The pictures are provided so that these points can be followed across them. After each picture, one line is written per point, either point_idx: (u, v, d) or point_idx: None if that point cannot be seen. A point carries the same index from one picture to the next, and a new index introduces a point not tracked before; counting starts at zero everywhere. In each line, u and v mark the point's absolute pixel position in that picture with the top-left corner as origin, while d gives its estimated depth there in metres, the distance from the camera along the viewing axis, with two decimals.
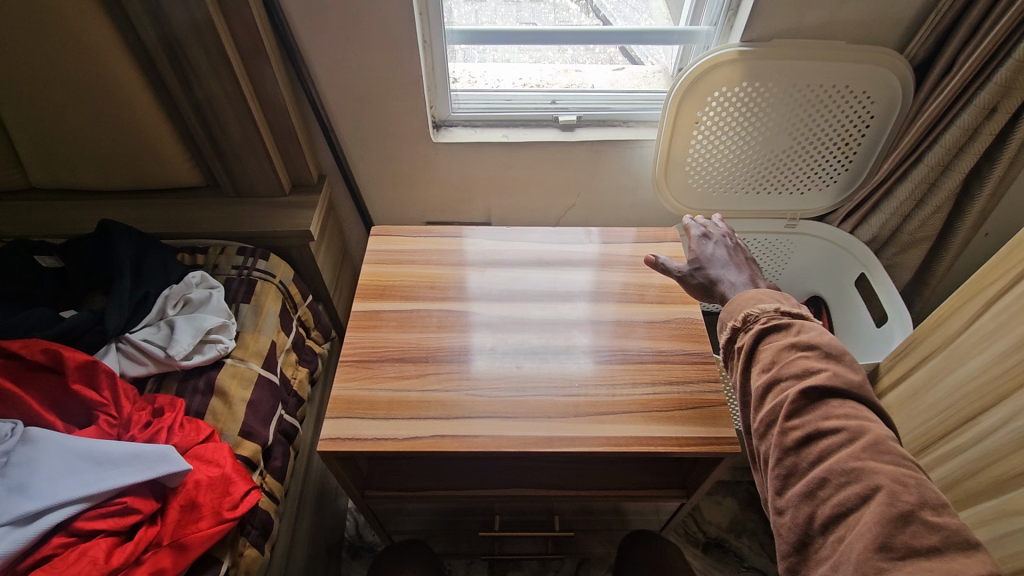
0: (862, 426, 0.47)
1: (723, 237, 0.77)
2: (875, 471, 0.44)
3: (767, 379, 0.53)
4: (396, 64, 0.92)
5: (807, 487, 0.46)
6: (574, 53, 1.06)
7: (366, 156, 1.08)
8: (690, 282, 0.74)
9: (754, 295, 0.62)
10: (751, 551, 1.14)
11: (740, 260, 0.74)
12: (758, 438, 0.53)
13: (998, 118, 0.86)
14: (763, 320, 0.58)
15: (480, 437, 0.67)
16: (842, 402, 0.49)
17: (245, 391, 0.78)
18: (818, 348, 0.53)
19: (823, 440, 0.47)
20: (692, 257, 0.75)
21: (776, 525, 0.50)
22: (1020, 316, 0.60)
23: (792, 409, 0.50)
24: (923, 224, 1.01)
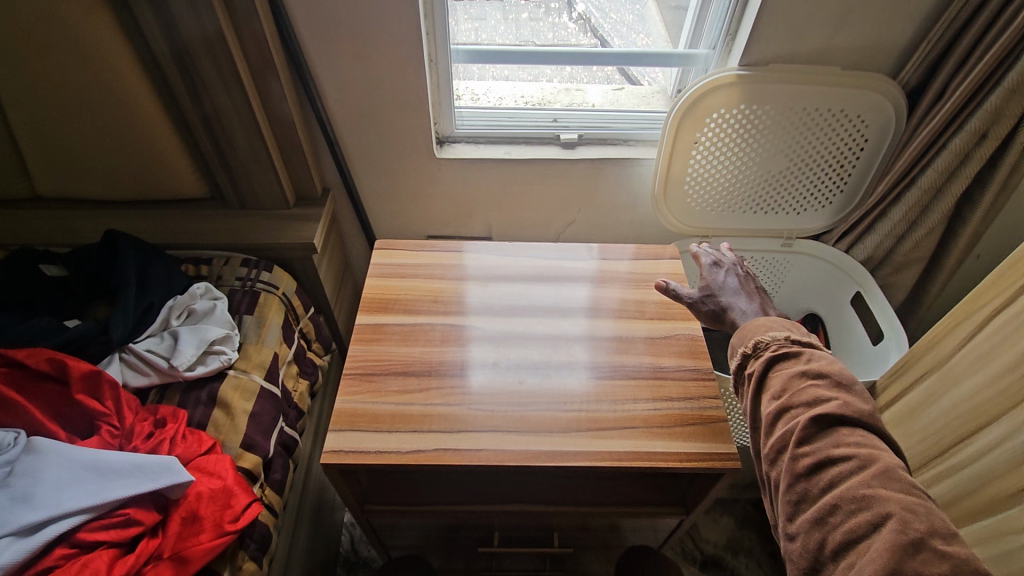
0: (872, 454, 0.48)
1: (733, 266, 0.78)
2: (885, 498, 0.45)
3: (778, 406, 0.54)
4: (400, 79, 0.94)
5: (817, 513, 0.47)
6: (572, 71, 1.08)
7: (370, 172, 1.09)
8: (700, 309, 0.75)
9: (765, 322, 0.64)
10: (748, 569, 1.14)
11: (751, 289, 0.75)
12: (768, 463, 0.54)
13: (988, 143, 0.88)
14: (773, 348, 0.59)
15: (482, 451, 0.67)
16: (852, 430, 0.50)
17: (247, 402, 0.79)
18: (828, 376, 0.54)
19: (833, 467, 0.48)
20: (703, 284, 0.76)
21: (786, 551, 0.50)
22: (1012, 335, 0.62)
23: (803, 435, 0.51)
24: (917, 245, 1.03)
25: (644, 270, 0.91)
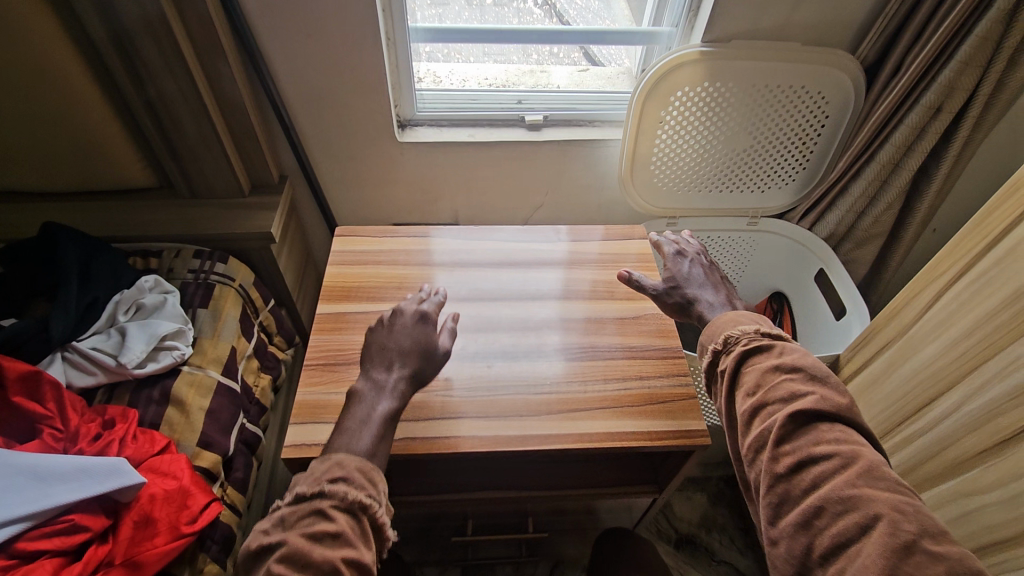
0: (853, 451, 0.46)
1: (697, 256, 0.78)
2: (872, 499, 0.43)
3: (754, 402, 0.53)
4: (359, 60, 0.90)
5: (802, 517, 0.45)
6: (538, 56, 1.07)
7: (329, 157, 1.06)
8: (665, 302, 0.74)
9: (733, 317, 0.64)
10: (722, 545, 1.17)
11: (716, 280, 0.75)
12: (747, 464, 0.52)
13: (942, 117, 0.89)
14: (744, 342, 0.59)
15: (450, 438, 0.66)
16: (832, 426, 0.49)
17: (203, 399, 0.75)
18: (803, 369, 0.53)
19: (815, 466, 0.47)
20: (667, 276, 0.75)
21: (770, 556, 0.49)
22: (968, 305, 0.63)
23: (782, 434, 0.49)
24: (876, 221, 1.05)
25: (614, 251, 0.91)
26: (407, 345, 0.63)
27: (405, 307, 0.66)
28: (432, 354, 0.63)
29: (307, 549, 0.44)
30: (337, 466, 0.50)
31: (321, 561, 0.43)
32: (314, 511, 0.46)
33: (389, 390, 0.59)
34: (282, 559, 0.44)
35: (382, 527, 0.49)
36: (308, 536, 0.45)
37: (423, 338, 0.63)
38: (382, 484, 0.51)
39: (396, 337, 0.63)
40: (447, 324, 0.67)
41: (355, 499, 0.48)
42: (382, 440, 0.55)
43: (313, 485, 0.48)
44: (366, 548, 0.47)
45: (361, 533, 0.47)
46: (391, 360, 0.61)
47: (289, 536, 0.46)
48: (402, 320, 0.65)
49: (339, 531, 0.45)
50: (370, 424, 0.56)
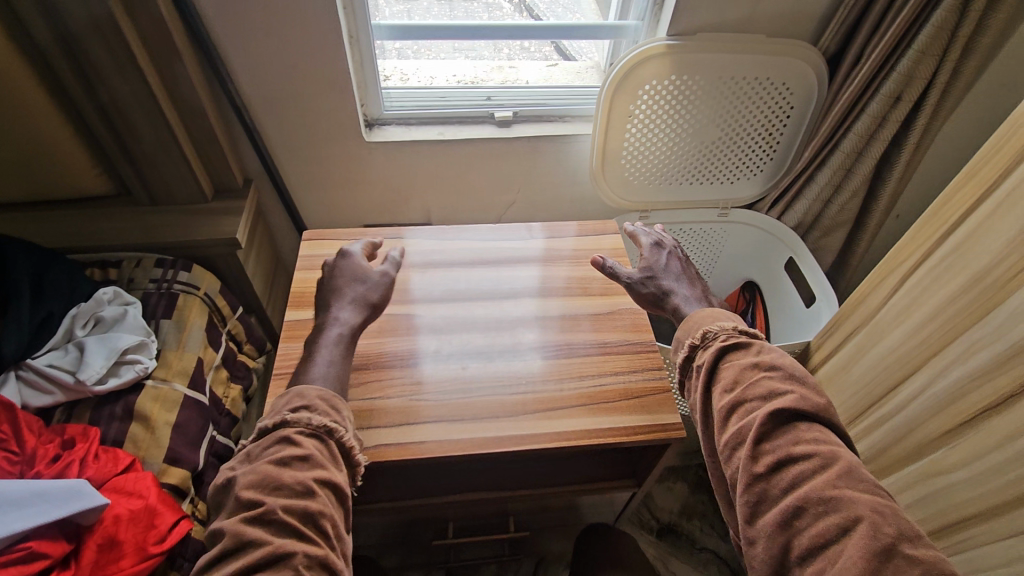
0: (832, 452, 0.48)
1: (672, 249, 0.79)
2: (852, 500, 0.44)
3: (732, 399, 0.54)
4: (322, 59, 0.88)
5: (782, 516, 0.46)
6: (509, 51, 1.07)
7: (295, 159, 1.03)
8: (641, 292, 0.74)
9: (711, 313, 0.64)
10: (703, 532, 1.18)
11: (691, 275, 0.76)
12: (723, 461, 0.52)
13: (902, 106, 0.91)
14: (722, 338, 0.60)
15: (427, 443, 0.65)
16: (810, 426, 0.50)
17: (169, 413, 0.73)
18: (781, 368, 0.54)
19: (794, 466, 0.48)
20: (644, 265, 0.75)
21: (746, 555, 0.49)
22: (929, 290, 0.65)
23: (761, 432, 0.50)
24: (842, 209, 1.07)
25: (588, 247, 0.90)
26: (342, 284, 0.75)
27: (331, 260, 0.78)
28: (372, 282, 0.76)
29: (276, 473, 0.49)
30: (297, 399, 0.57)
31: (291, 481, 0.49)
32: (279, 439, 0.52)
33: (334, 322, 0.70)
34: (251, 485, 0.49)
35: (350, 450, 0.56)
36: (275, 462, 0.51)
37: (360, 274, 0.76)
38: (344, 411, 0.58)
39: (336, 277, 0.76)
40: (389, 257, 0.80)
41: (320, 424, 0.54)
42: (336, 359, 0.66)
43: (278, 415, 0.55)
44: (335, 468, 0.53)
45: (329, 455, 0.53)
46: (331, 302, 0.73)
47: (258, 462, 0.51)
48: (332, 270, 0.77)
49: (306, 454, 0.51)
50: (325, 348, 0.67)
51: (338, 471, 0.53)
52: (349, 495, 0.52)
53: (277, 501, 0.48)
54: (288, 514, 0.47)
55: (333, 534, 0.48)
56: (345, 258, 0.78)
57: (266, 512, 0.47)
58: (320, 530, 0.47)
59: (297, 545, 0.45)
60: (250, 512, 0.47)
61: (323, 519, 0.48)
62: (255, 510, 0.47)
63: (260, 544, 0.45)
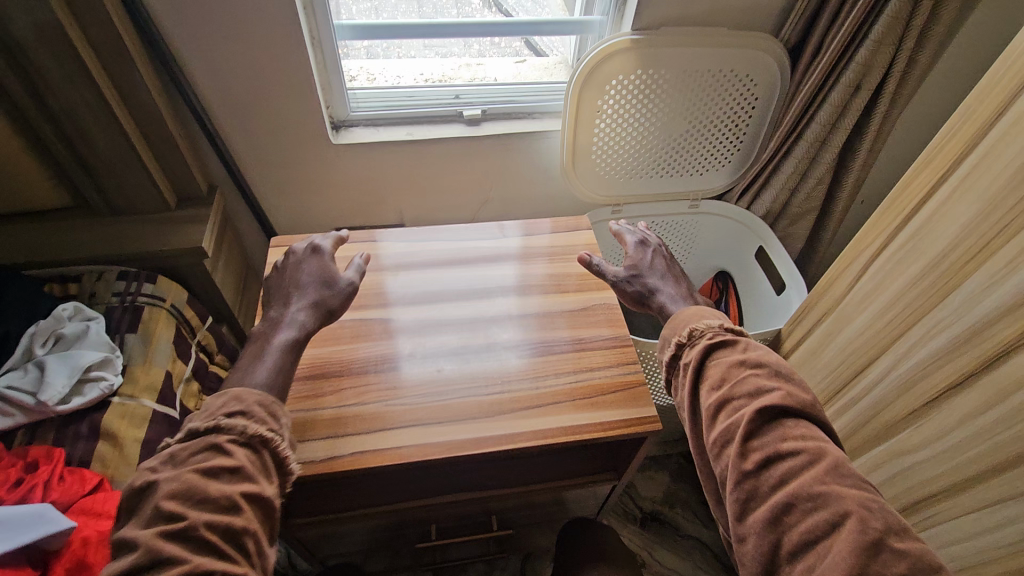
0: (819, 448, 0.49)
1: (658, 248, 0.79)
2: (840, 496, 0.45)
3: (720, 396, 0.54)
4: (283, 62, 0.87)
5: (772, 513, 0.47)
6: (479, 47, 1.05)
7: (260, 163, 1.01)
8: (625, 291, 0.74)
9: (697, 311, 0.65)
10: (685, 519, 1.20)
11: (676, 273, 0.76)
12: (713, 459, 0.53)
13: (862, 95, 0.93)
14: (709, 336, 0.61)
15: (404, 448, 0.64)
16: (796, 422, 0.51)
17: (137, 430, 0.71)
18: (767, 365, 0.55)
19: (783, 462, 0.48)
20: (629, 265, 0.76)
21: (736, 552, 0.50)
22: (891, 275, 0.66)
23: (750, 429, 0.50)
24: (808, 196, 1.09)
25: (563, 243, 0.91)
26: (301, 283, 0.70)
27: (297, 253, 0.74)
28: (329, 286, 0.70)
29: (202, 484, 0.47)
30: (234, 402, 0.53)
31: (218, 495, 0.47)
32: (210, 446, 0.49)
33: (287, 321, 0.65)
34: (173, 495, 0.46)
35: (283, 459, 0.54)
36: (202, 471, 0.48)
37: (319, 274, 0.71)
38: (282, 417, 0.55)
39: (294, 275, 0.71)
40: (357, 262, 0.74)
41: (255, 434, 0.51)
42: (281, 364, 0.60)
43: (209, 418, 0.51)
44: (265, 481, 0.51)
45: (260, 466, 0.51)
46: (287, 297, 0.68)
47: (182, 471, 0.48)
48: (295, 265, 0.73)
49: (238, 465, 0.49)
50: (271, 350, 0.61)
51: (266, 483, 0.51)
52: (275, 508, 0.51)
53: (200, 517, 0.45)
54: (210, 532, 0.45)
55: (253, 552, 0.47)
56: (314, 255, 0.74)
57: (187, 528, 0.44)
58: (239, 549, 0.46)
59: (217, 564, 0.44)
60: (169, 526, 0.44)
61: (246, 538, 0.46)
62: (177, 524, 0.45)
63: (178, 561, 0.43)
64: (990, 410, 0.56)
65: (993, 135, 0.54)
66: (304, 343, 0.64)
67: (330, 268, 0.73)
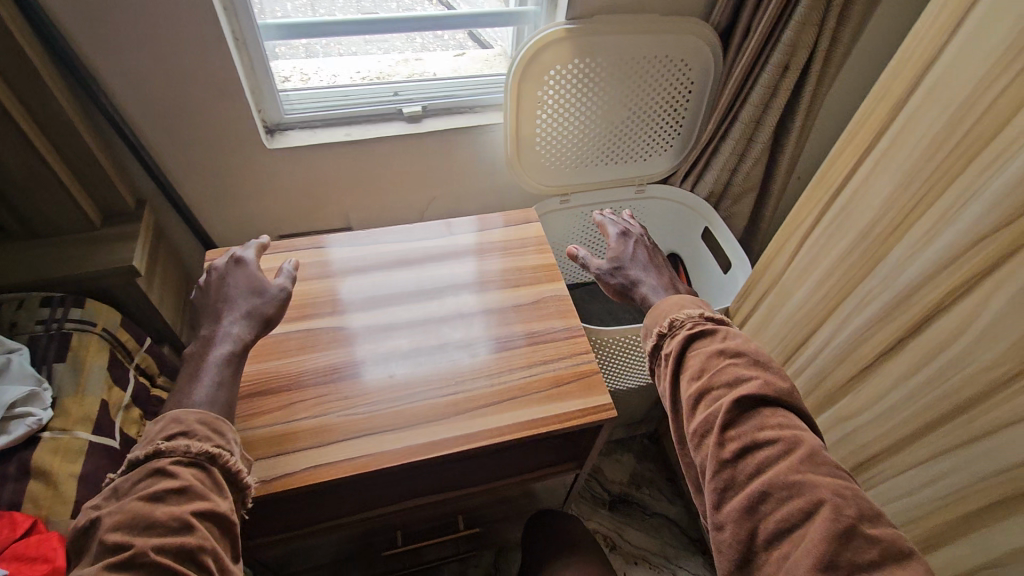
0: (795, 436, 0.50)
1: (639, 239, 0.80)
2: (814, 484, 0.46)
3: (699, 386, 0.55)
4: (205, 66, 0.82)
5: (748, 502, 0.47)
6: (422, 41, 1.04)
7: (192, 173, 0.96)
8: (608, 283, 0.75)
9: (678, 301, 0.66)
10: (652, 498, 1.23)
11: (658, 263, 0.77)
12: (693, 449, 0.54)
13: (791, 74, 0.96)
14: (688, 326, 0.62)
15: (361, 458, 0.63)
16: (773, 411, 0.52)
17: (73, 464, 0.67)
18: (746, 355, 0.56)
19: (759, 451, 0.49)
20: (612, 257, 0.77)
21: (714, 541, 0.50)
22: (825, 248, 0.69)
23: (727, 419, 0.51)
24: (748, 175, 1.11)
25: (516, 237, 0.90)
26: (230, 295, 0.68)
27: (219, 268, 0.71)
28: (261, 296, 0.69)
29: (148, 510, 0.48)
30: (174, 424, 0.53)
31: (165, 518, 0.47)
32: (153, 471, 0.50)
33: (220, 336, 0.64)
34: (118, 526, 0.47)
35: (237, 472, 0.54)
36: (147, 498, 0.48)
37: (248, 285, 0.70)
38: (229, 433, 0.56)
39: (222, 289, 0.69)
40: (286, 268, 0.73)
41: (200, 452, 0.52)
42: (220, 379, 0.60)
43: (149, 445, 0.52)
44: (218, 497, 0.51)
45: (211, 484, 0.52)
46: (217, 313, 0.67)
47: (127, 501, 0.49)
48: (220, 280, 0.70)
49: (183, 486, 0.49)
50: (206, 368, 0.61)
51: (220, 499, 0.51)
52: (234, 523, 0.52)
53: (149, 542, 0.46)
54: (161, 555, 0.45)
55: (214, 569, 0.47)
56: (238, 267, 0.71)
57: (137, 554, 0.45)
58: (198, 566, 0.46)
59: None
60: (117, 556, 0.45)
61: (203, 555, 0.46)
62: (124, 554, 0.45)
63: None
64: (919, 373, 0.59)
65: (909, 108, 0.56)
66: (242, 357, 0.63)
67: (260, 276, 0.71)
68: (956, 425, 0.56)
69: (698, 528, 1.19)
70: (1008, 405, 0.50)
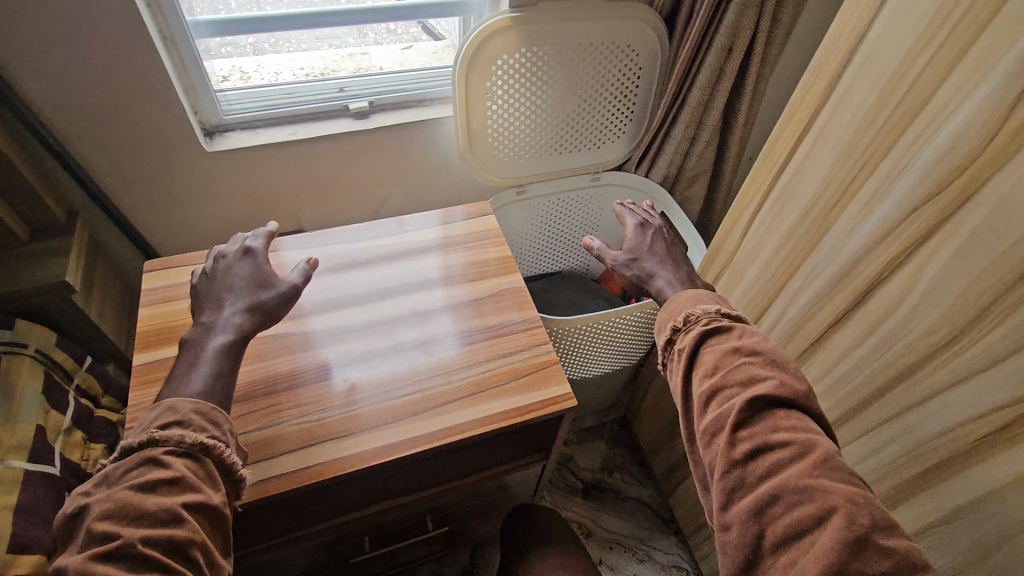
0: (809, 440, 0.48)
1: (658, 230, 0.78)
2: (828, 490, 0.45)
3: (712, 383, 0.54)
4: (132, 66, 0.78)
5: (756, 504, 0.46)
6: (375, 36, 1.01)
7: (129, 181, 0.92)
8: (623, 274, 0.73)
9: (693, 295, 0.64)
10: (624, 482, 1.25)
11: (676, 256, 0.74)
12: (703, 447, 0.53)
13: (735, 56, 0.97)
14: (704, 322, 0.59)
15: (315, 466, 0.61)
16: (788, 413, 0.51)
17: (8, 496, 0.64)
18: (763, 354, 0.54)
19: (772, 453, 0.48)
20: (628, 249, 0.75)
21: (718, 539, 0.50)
22: (772, 226, 0.70)
23: (740, 419, 0.50)
24: (700, 158, 1.12)
25: (480, 228, 0.90)
26: (233, 284, 0.64)
27: (227, 256, 0.67)
28: (267, 289, 0.64)
29: (137, 500, 0.45)
30: (169, 413, 0.50)
31: (154, 509, 0.45)
32: (145, 460, 0.47)
33: (220, 326, 0.60)
34: (107, 515, 0.44)
35: (232, 466, 0.52)
36: (137, 488, 0.46)
37: (255, 277, 0.64)
38: (225, 424, 0.53)
39: (226, 278, 0.65)
40: (301, 265, 0.67)
41: (194, 442, 0.49)
42: (217, 372, 0.56)
43: (142, 434, 0.49)
44: (211, 489, 0.49)
45: (205, 476, 0.49)
46: (219, 300, 0.62)
47: (116, 490, 0.46)
48: (226, 268, 0.66)
49: (176, 477, 0.47)
50: (204, 356, 0.57)
51: (213, 491, 0.49)
52: (225, 516, 0.49)
53: (138, 533, 0.43)
54: (149, 547, 0.43)
55: (201, 563, 0.45)
56: (245, 256, 0.66)
57: (124, 545, 0.43)
58: (187, 561, 0.44)
59: None
60: (104, 546, 0.43)
61: (192, 548, 0.44)
62: (111, 544, 0.43)
63: None
64: (864, 343, 0.60)
65: (841, 85, 0.57)
66: (240, 349, 0.59)
67: (267, 268, 0.66)
68: (899, 391, 0.58)
69: (669, 509, 1.20)
70: (945, 370, 0.52)
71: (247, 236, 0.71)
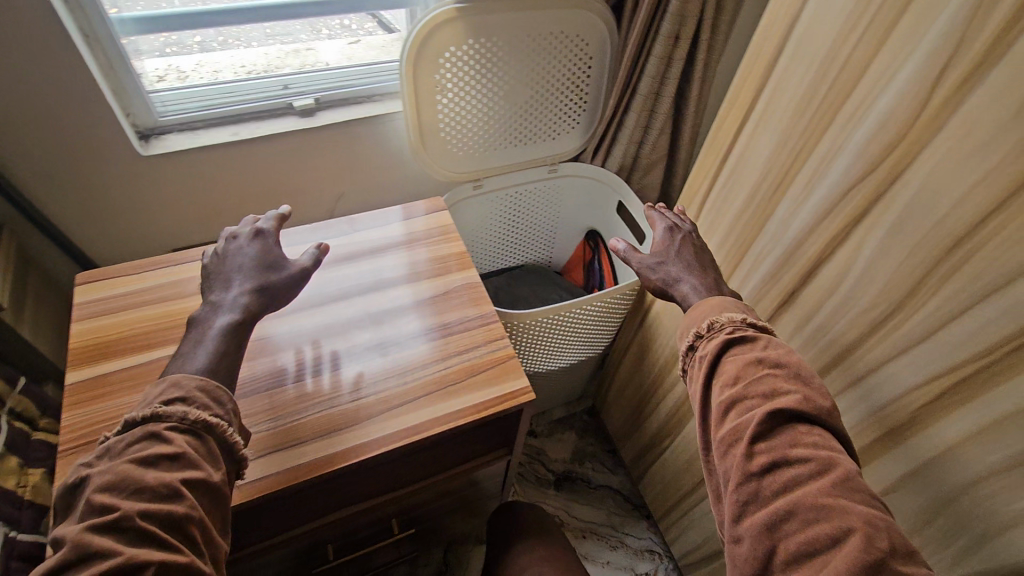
0: (831, 458, 0.44)
1: (691, 234, 0.69)
2: (847, 510, 0.41)
3: (732, 393, 0.49)
4: (53, 66, 0.74)
5: (770, 519, 0.43)
6: (330, 31, 0.98)
7: (58, 188, 0.87)
8: (647, 279, 0.65)
9: (717, 301, 0.58)
10: (595, 471, 1.25)
11: (705, 262, 0.66)
12: (717, 457, 0.48)
13: (682, 43, 0.97)
14: (729, 330, 0.54)
15: (265, 478, 0.59)
16: (810, 429, 0.46)
17: None
18: (788, 366, 0.50)
19: (791, 468, 0.44)
20: (656, 251, 0.67)
21: (728, 553, 0.46)
22: (722, 211, 0.71)
23: (758, 431, 0.46)
24: (654, 147, 1.13)
25: (442, 223, 0.89)
26: (241, 265, 0.62)
27: (238, 236, 0.65)
28: (274, 273, 0.62)
29: (138, 474, 0.43)
30: (173, 389, 0.49)
31: (154, 483, 0.43)
32: (148, 434, 0.45)
33: (226, 305, 0.57)
34: (106, 488, 0.42)
35: (233, 445, 0.50)
36: (138, 461, 0.44)
37: (264, 259, 0.62)
38: (228, 403, 0.51)
39: (234, 258, 0.62)
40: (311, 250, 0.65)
41: (196, 420, 0.47)
42: (223, 351, 0.54)
43: (143, 410, 0.47)
44: (212, 468, 0.47)
45: (205, 454, 0.47)
46: (228, 279, 0.60)
47: (116, 463, 0.44)
48: (237, 248, 0.63)
49: (178, 453, 0.45)
50: (209, 336, 0.55)
51: (214, 469, 0.47)
52: (226, 495, 0.48)
53: (136, 506, 0.42)
54: (147, 521, 0.41)
55: (199, 541, 0.43)
56: (257, 237, 0.64)
57: (122, 519, 0.41)
58: (185, 536, 0.43)
59: (155, 554, 0.40)
60: (101, 519, 0.41)
61: (190, 526, 0.43)
62: (108, 517, 0.41)
63: (107, 557, 0.39)
64: (812, 322, 0.61)
65: (779, 69, 0.58)
66: (246, 330, 0.57)
67: (277, 252, 0.64)
68: (845, 367, 0.59)
69: (639, 496, 1.22)
70: (884, 344, 0.54)
71: (259, 217, 0.68)
